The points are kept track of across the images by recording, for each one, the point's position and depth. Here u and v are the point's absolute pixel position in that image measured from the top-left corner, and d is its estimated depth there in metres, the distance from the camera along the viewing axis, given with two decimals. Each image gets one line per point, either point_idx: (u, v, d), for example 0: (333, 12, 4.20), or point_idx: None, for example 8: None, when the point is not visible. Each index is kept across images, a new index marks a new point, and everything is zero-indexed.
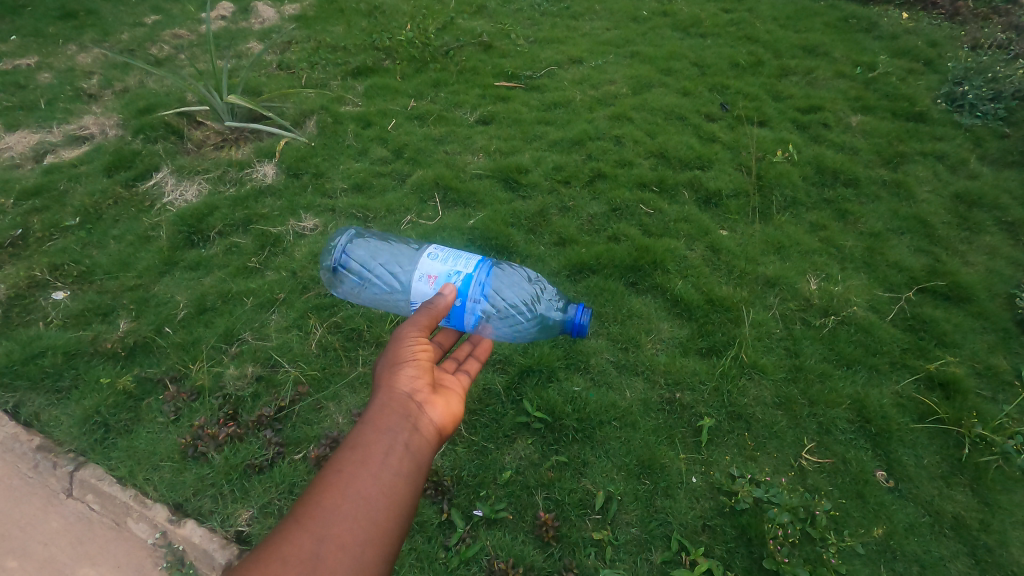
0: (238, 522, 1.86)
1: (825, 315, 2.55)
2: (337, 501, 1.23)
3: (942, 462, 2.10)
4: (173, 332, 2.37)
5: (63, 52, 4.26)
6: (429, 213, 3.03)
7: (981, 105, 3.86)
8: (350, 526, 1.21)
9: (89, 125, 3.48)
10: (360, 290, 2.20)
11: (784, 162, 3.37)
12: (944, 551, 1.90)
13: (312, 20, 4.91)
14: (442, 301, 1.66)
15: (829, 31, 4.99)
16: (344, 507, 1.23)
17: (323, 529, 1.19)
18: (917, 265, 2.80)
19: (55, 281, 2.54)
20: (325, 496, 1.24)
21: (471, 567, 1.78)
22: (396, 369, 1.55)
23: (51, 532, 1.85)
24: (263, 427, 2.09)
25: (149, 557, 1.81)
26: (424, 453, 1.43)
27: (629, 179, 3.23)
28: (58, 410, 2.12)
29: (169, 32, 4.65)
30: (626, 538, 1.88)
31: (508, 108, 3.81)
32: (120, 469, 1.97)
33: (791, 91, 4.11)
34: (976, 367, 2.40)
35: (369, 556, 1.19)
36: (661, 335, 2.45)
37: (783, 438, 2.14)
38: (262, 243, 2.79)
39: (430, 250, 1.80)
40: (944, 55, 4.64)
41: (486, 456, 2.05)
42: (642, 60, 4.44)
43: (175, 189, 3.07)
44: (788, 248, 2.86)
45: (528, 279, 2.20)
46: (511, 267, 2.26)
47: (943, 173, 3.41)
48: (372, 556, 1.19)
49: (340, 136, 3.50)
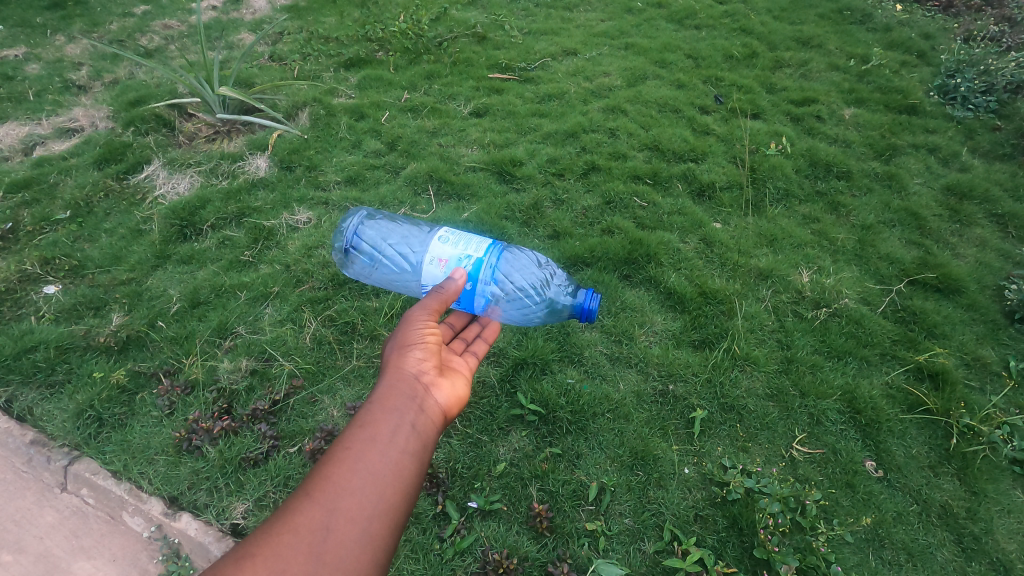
0: (232, 515, 1.86)
1: (817, 306, 2.57)
2: (346, 476, 1.25)
3: (930, 452, 2.13)
4: (166, 326, 2.37)
5: (51, 43, 4.20)
6: (423, 206, 3.01)
7: (973, 97, 3.89)
8: (358, 500, 1.22)
9: (78, 118, 3.45)
10: (371, 270, 2.25)
11: (777, 154, 3.39)
12: (931, 539, 1.92)
13: (304, 11, 4.87)
14: (452, 284, 1.68)
15: (824, 22, 4.99)
16: (353, 482, 1.24)
17: (333, 502, 1.20)
18: (907, 257, 2.83)
19: (46, 275, 2.52)
20: (335, 471, 1.25)
21: (466, 558, 1.79)
22: (404, 350, 1.57)
23: (46, 526, 1.85)
24: (258, 420, 2.09)
25: (145, 550, 1.81)
26: (430, 433, 1.44)
27: (623, 171, 3.23)
28: (52, 403, 2.11)
29: (159, 23, 4.60)
30: (619, 528, 1.89)
31: (502, 101, 3.80)
32: (115, 463, 1.96)
33: (785, 83, 4.12)
34: (965, 358, 2.43)
35: (376, 530, 1.21)
36: (655, 327, 2.47)
37: (774, 429, 2.17)
38: (255, 236, 2.77)
39: (441, 233, 1.82)
40: (937, 47, 4.65)
41: (480, 448, 2.06)
42: (637, 51, 4.43)
43: (167, 181, 3.06)
44: (781, 241, 2.87)
45: (539, 263, 2.20)
46: (522, 249, 2.24)
47: (935, 166, 3.43)
48: (379, 530, 1.21)
49: (333, 128, 3.48)
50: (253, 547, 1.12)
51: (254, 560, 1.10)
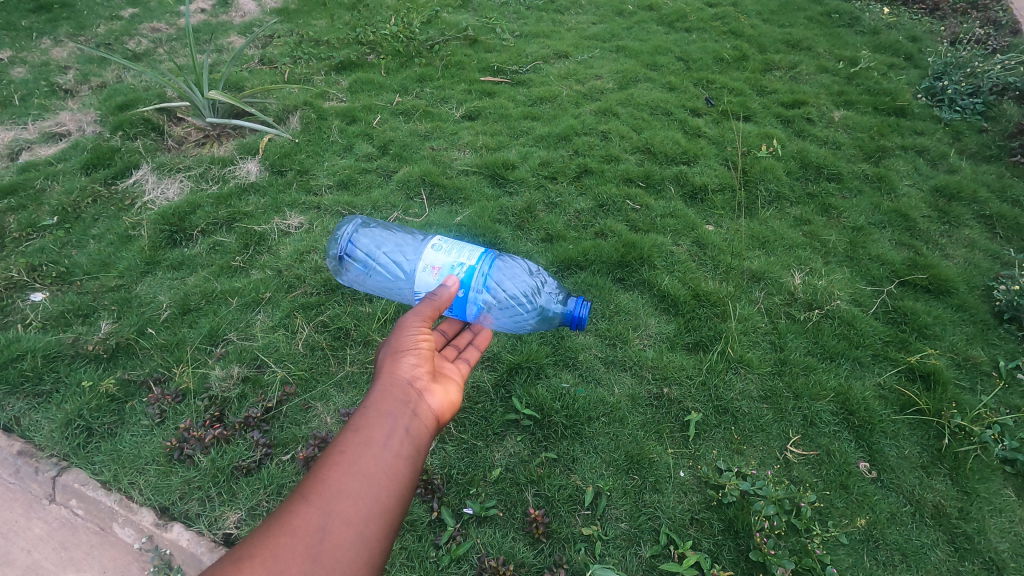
0: (226, 524, 1.83)
1: (809, 308, 2.60)
2: (343, 478, 1.24)
3: (923, 453, 2.14)
4: (156, 333, 2.34)
5: (38, 46, 4.16)
6: (416, 210, 2.99)
7: (960, 99, 3.94)
8: (354, 503, 1.21)
9: (65, 122, 3.41)
10: (364, 277, 2.26)
11: (767, 156, 3.42)
12: (924, 540, 1.93)
13: (294, 14, 4.88)
14: (445, 292, 1.69)
15: (812, 25, 5.05)
16: (349, 484, 1.23)
17: (330, 503, 1.19)
18: (898, 258, 2.85)
19: (33, 282, 2.48)
20: (332, 473, 1.24)
21: (462, 566, 1.77)
22: (398, 356, 1.56)
23: (34, 538, 1.79)
24: (250, 428, 2.06)
25: (136, 561, 1.75)
26: (424, 438, 1.43)
27: (615, 174, 3.25)
28: (39, 413, 2.07)
29: (147, 25, 4.56)
30: (615, 533, 1.88)
31: (495, 104, 3.81)
32: (105, 473, 1.93)
33: (775, 85, 4.16)
34: (955, 358, 2.45)
35: (372, 532, 1.20)
36: (649, 331, 2.48)
37: (769, 430, 2.18)
38: (246, 241, 2.75)
39: (434, 241, 1.83)
40: (925, 49, 4.71)
41: (475, 454, 2.05)
42: (628, 53, 4.45)
43: (156, 186, 3.02)
44: (773, 243, 2.89)
45: (530, 271, 2.21)
46: (514, 258, 2.26)
47: (923, 167, 3.47)
48: (374, 532, 1.20)
49: (324, 131, 3.47)
50: (250, 549, 1.10)
51: (252, 562, 1.08)
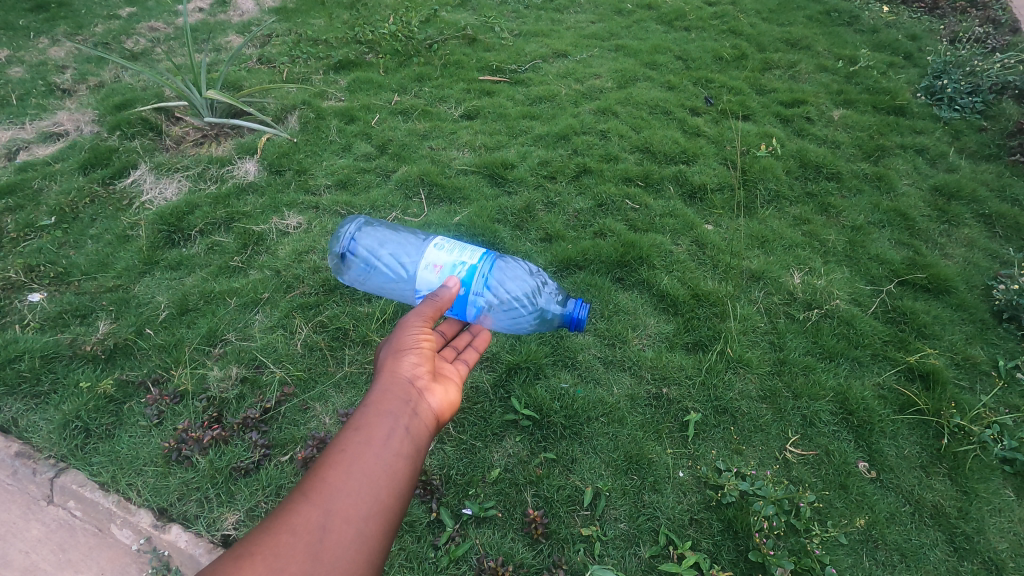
0: (224, 526, 1.82)
1: (809, 308, 2.59)
2: (343, 476, 1.23)
3: (922, 452, 2.14)
4: (154, 334, 2.33)
5: (35, 45, 4.15)
6: (415, 210, 2.98)
7: (959, 98, 3.94)
8: (355, 501, 1.20)
9: (63, 122, 3.40)
10: (366, 277, 2.26)
11: (766, 155, 3.42)
12: (924, 539, 1.93)
13: (292, 13, 4.87)
14: (446, 293, 1.69)
15: (812, 24, 5.04)
16: (350, 483, 1.23)
17: (331, 502, 1.19)
18: (897, 257, 2.85)
19: (31, 283, 2.47)
20: (332, 471, 1.24)
21: (461, 567, 1.76)
22: (399, 355, 1.55)
23: (32, 539, 1.78)
24: (249, 429, 2.06)
25: (135, 562, 1.75)
26: (423, 438, 1.43)
27: (614, 174, 3.24)
28: (37, 415, 2.06)
29: (145, 25, 4.55)
30: (614, 533, 1.88)
31: (494, 103, 3.80)
32: (103, 475, 1.92)
33: (774, 84, 4.15)
34: (954, 358, 2.45)
35: (372, 530, 1.20)
36: (648, 331, 2.47)
37: (768, 430, 2.17)
38: (244, 241, 2.74)
39: (437, 240, 1.84)
40: (924, 48, 4.71)
41: (474, 454, 2.05)
42: (627, 52, 4.45)
43: (154, 186, 3.01)
44: (772, 243, 2.88)
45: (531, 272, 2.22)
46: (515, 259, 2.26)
47: (922, 166, 3.47)
48: (374, 531, 1.20)
49: (323, 131, 3.46)
50: (250, 546, 1.09)
51: (252, 559, 1.07)
